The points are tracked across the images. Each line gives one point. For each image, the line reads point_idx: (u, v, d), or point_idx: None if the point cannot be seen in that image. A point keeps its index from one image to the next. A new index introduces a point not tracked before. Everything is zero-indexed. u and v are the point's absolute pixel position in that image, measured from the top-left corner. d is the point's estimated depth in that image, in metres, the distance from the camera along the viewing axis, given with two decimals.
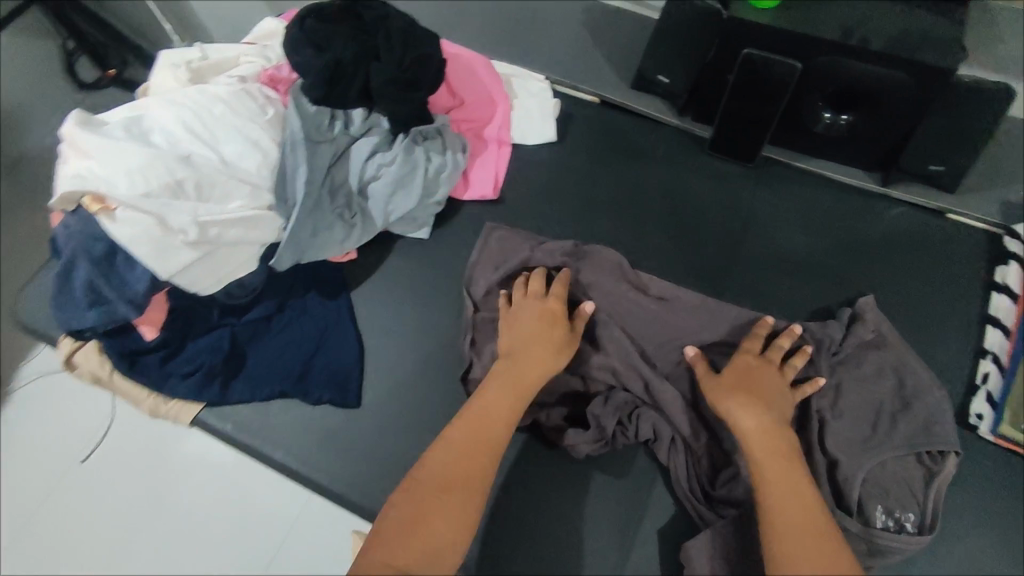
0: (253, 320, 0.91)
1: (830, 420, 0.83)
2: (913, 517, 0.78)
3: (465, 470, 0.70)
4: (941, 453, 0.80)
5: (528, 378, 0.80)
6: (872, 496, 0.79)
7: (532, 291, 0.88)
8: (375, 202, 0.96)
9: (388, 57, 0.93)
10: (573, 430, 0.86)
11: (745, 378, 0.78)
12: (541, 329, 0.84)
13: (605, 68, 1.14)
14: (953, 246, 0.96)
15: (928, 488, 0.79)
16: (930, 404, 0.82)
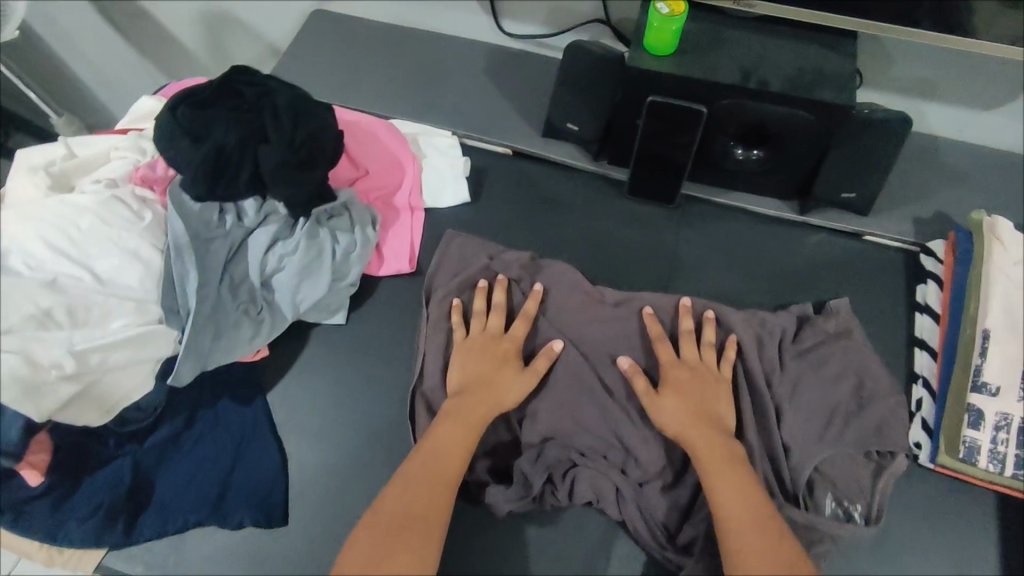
0: (158, 443, 0.83)
1: (787, 412, 0.80)
2: (861, 509, 0.75)
3: (432, 496, 0.71)
4: (890, 452, 0.78)
5: (483, 405, 0.79)
6: (822, 485, 0.77)
7: (489, 324, 0.86)
8: (282, 294, 0.89)
9: (276, 138, 0.85)
10: (494, 486, 0.79)
11: (683, 393, 0.78)
12: (499, 368, 0.82)
13: (513, 116, 1.10)
14: (873, 266, 0.96)
15: (877, 487, 0.76)
16: (883, 410, 0.79)
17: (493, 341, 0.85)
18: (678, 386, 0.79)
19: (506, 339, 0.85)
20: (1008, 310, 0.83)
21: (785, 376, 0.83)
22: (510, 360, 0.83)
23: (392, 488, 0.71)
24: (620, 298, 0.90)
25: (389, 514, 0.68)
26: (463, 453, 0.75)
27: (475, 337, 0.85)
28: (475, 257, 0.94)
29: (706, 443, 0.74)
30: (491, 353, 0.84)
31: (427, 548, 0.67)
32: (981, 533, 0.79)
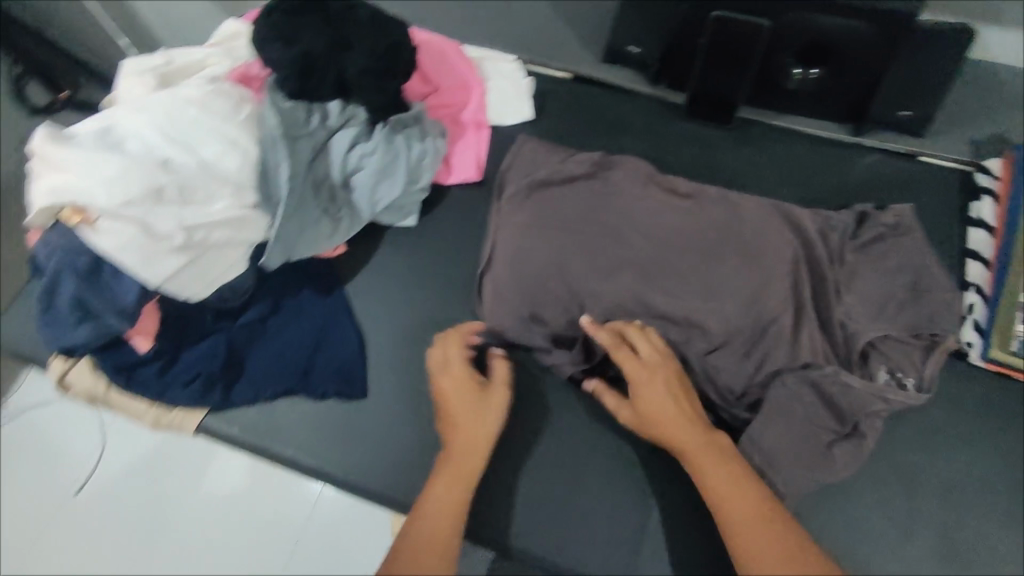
0: (249, 323, 0.90)
1: (844, 294, 0.89)
2: (912, 380, 0.84)
3: (445, 534, 0.69)
4: (939, 338, 0.85)
5: (465, 437, 0.78)
6: (879, 357, 0.86)
7: (437, 358, 0.85)
8: (360, 193, 0.95)
9: (359, 47, 0.91)
10: (558, 350, 0.90)
11: (654, 397, 0.76)
12: (468, 407, 0.80)
13: (575, 42, 1.14)
14: (929, 184, 0.98)
15: (927, 361, 0.85)
16: (939, 300, 0.86)
17: (450, 383, 0.82)
18: (650, 391, 0.76)
19: (453, 378, 0.82)
20: None
21: (845, 266, 0.91)
22: (470, 391, 0.81)
23: (415, 524, 0.70)
24: (690, 191, 0.97)
25: (417, 544, 0.68)
26: (458, 500, 0.73)
27: (439, 385, 0.83)
28: (546, 160, 1.00)
29: (680, 444, 0.73)
30: (456, 391, 0.81)
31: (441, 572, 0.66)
32: (1017, 425, 0.84)
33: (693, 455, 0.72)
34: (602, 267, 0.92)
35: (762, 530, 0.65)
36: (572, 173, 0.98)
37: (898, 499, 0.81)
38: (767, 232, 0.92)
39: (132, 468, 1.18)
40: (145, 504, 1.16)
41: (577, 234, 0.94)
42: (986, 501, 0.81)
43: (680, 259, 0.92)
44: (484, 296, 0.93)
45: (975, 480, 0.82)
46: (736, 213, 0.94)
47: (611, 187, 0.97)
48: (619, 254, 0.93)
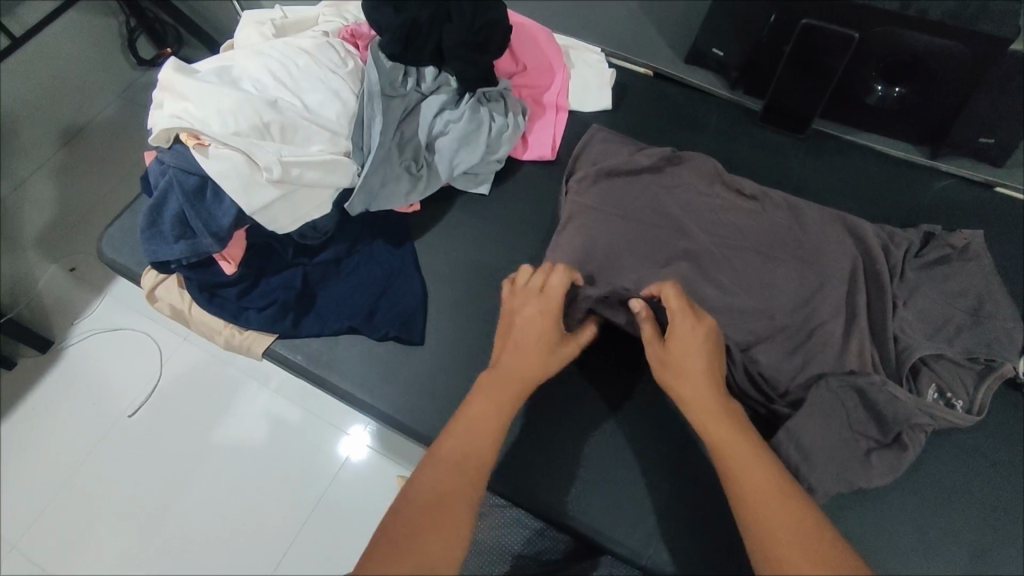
0: (324, 262, 0.97)
1: (901, 308, 0.88)
2: (963, 402, 0.84)
3: (482, 451, 0.66)
4: (996, 364, 0.84)
5: (523, 365, 0.73)
6: (931, 377, 0.85)
7: (531, 282, 0.81)
8: (441, 155, 1.01)
9: (459, 19, 0.96)
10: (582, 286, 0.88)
11: (688, 346, 0.74)
12: (541, 341, 0.75)
13: (658, 42, 1.18)
14: (1002, 214, 0.98)
15: (981, 387, 0.84)
16: (1001, 326, 0.86)
17: (540, 309, 0.78)
18: (687, 337, 0.74)
19: (541, 305, 0.78)
20: None
21: (905, 283, 0.91)
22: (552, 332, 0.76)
23: (451, 435, 0.67)
24: (756, 193, 0.98)
25: (453, 456, 0.64)
26: (499, 422, 0.68)
27: (524, 309, 0.78)
28: (617, 151, 1.03)
29: (698, 398, 0.71)
30: (539, 318, 0.77)
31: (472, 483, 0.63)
32: None
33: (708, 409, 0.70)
34: (658, 253, 0.94)
35: (766, 493, 0.62)
36: (643, 163, 1.00)
37: (934, 514, 0.81)
38: (828, 241, 0.94)
39: (191, 395, 1.29)
40: (196, 432, 1.26)
41: (639, 221, 0.97)
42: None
43: (740, 254, 0.94)
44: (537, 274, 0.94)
45: (1012, 506, 0.82)
46: (797, 219, 0.96)
47: (677, 182, 0.99)
48: (677, 244, 0.95)
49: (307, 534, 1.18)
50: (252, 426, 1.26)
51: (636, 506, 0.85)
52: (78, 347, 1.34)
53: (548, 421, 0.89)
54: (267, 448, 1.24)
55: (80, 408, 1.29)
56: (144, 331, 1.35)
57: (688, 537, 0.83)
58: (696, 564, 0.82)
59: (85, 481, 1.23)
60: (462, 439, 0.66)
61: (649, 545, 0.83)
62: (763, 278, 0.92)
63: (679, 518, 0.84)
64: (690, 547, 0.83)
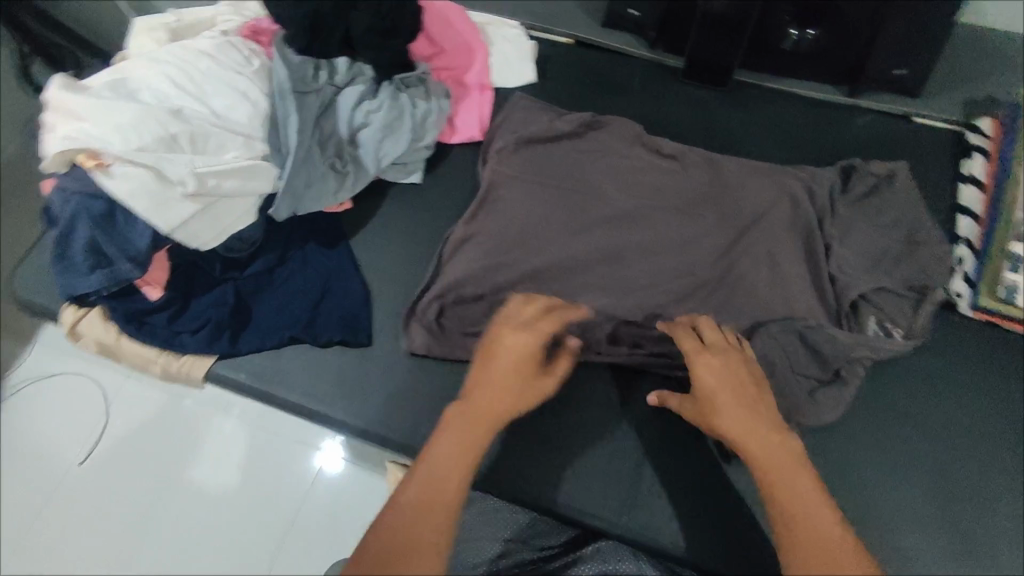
0: (256, 273, 0.93)
1: (837, 247, 0.90)
2: (901, 328, 0.86)
3: (442, 492, 0.62)
4: (926, 288, 0.87)
5: (501, 402, 0.68)
6: (869, 309, 0.87)
7: (546, 319, 0.75)
8: (366, 149, 0.97)
9: (364, 5, 0.94)
10: (416, 331, 0.90)
11: (718, 384, 0.68)
12: (530, 376, 0.71)
13: (575, 7, 1.15)
14: (923, 143, 1.00)
15: (918, 311, 0.86)
16: (930, 253, 0.88)
17: (542, 340, 0.72)
18: (713, 378, 0.69)
19: (530, 338, 0.72)
20: None
21: (836, 222, 0.93)
22: (532, 362, 0.71)
23: (413, 478, 0.63)
24: (675, 152, 0.98)
25: (414, 504, 0.61)
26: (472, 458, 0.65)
27: (519, 339, 0.71)
28: (538, 118, 1.02)
29: (743, 428, 0.65)
30: (527, 349, 0.71)
31: (429, 533, 0.60)
32: (1003, 372, 0.86)
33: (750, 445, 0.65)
34: (580, 222, 0.94)
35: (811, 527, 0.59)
36: (561, 130, 0.99)
37: (889, 442, 0.83)
38: (765, 189, 0.94)
39: (141, 436, 1.22)
40: (151, 473, 1.19)
41: (561, 191, 0.96)
42: (978, 444, 0.83)
43: (677, 211, 0.94)
44: (449, 245, 0.94)
45: (963, 425, 0.84)
46: (719, 172, 0.96)
47: (600, 147, 0.99)
48: (603, 209, 0.95)
49: (284, 560, 1.14)
50: (216, 459, 1.20)
51: (603, 475, 0.85)
52: (10, 401, 1.25)
53: None
54: (230, 480, 1.19)
55: (24, 462, 1.21)
56: (81, 374, 1.26)
57: (658, 500, 0.84)
58: (673, 522, 0.83)
59: (38, 540, 1.16)
60: (428, 481, 0.62)
61: (624, 513, 0.84)
62: (702, 232, 0.92)
63: (646, 482, 0.85)
64: (664, 509, 0.84)
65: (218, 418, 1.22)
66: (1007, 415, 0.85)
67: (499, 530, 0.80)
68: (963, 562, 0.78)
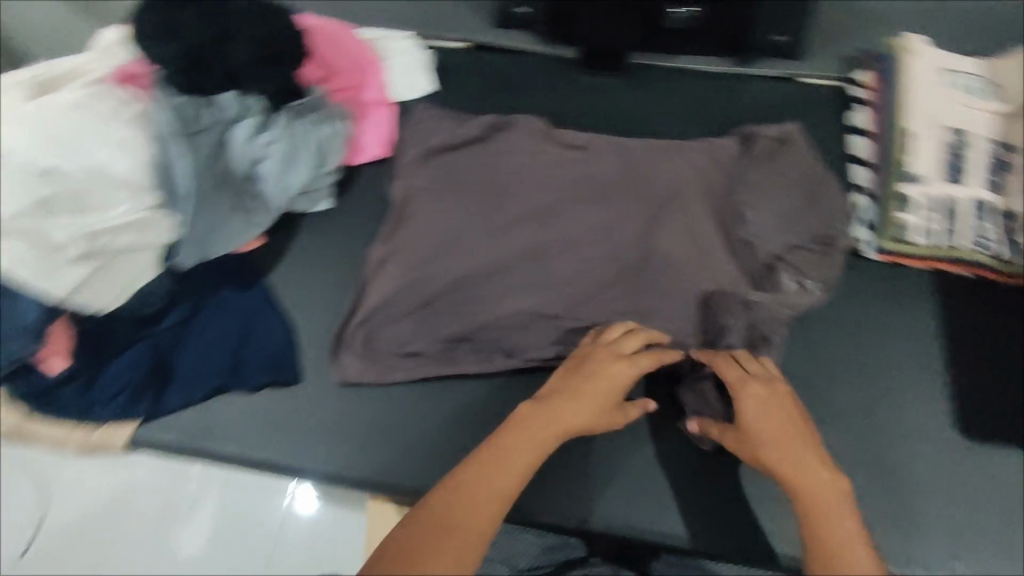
0: (171, 326, 0.89)
1: (749, 213, 0.93)
2: (815, 282, 0.88)
3: (500, 488, 0.69)
4: (834, 240, 0.90)
5: (571, 420, 0.76)
6: (783, 267, 0.89)
7: (626, 345, 0.83)
8: (267, 183, 0.93)
9: (246, 36, 0.90)
10: (346, 357, 0.88)
11: (763, 412, 0.74)
12: (604, 402, 0.78)
13: (464, 12, 1.15)
14: (814, 101, 1.04)
15: (829, 261, 0.89)
16: (831, 206, 0.92)
17: (640, 367, 0.81)
18: (758, 405, 0.75)
19: (631, 367, 0.80)
20: (927, 112, 0.92)
21: (745, 186, 0.95)
22: (611, 396, 0.79)
23: (471, 469, 0.70)
24: (583, 143, 0.97)
25: (466, 486, 0.69)
26: (526, 466, 0.72)
27: (617, 367, 0.80)
28: (442, 126, 1.00)
29: (780, 447, 0.72)
30: (617, 378, 0.79)
31: (481, 521, 0.67)
32: (925, 309, 0.88)
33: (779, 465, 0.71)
34: (498, 225, 0.93)
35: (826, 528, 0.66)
36: (466, 136, 0.98)
37: (819, 396, 0.84)
38: (676, 163, 0.94)
39: (86, 517, 1.13)
40: (100, 554, 1.12)
41: (474, 195, 0.95)
42: (908, 383, 0.84)
43: (589, 200, 0.94)
44: (370, 265, 0.92)
45: (897, 366, 0.85)
46: (629, 155, 0.95)
47: (507, 148, 0.98)
48: (520, 207, 0.94)
49: None
50: (180, 526, 1.12)
51: (553, 472, 0.86)
52: None
53: (452, 417, 0.88)
54: (194, 546, 1.11)
55: None
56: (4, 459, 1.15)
57: (608, 488, 0.85)
58: (625, 506, 0.85)
59: None
60: (486, 470, 0.70)
61: (575, 504, 0.85)
62: (618, 218, 0.92)
63: (594, 471, 0.86)
64: (613, 495, 0.85)
65: (171, 484, 1.14)
66: (928, 347, 0.86)
67: (511, 555, 0.88)
68: (899, 500, 0.79)
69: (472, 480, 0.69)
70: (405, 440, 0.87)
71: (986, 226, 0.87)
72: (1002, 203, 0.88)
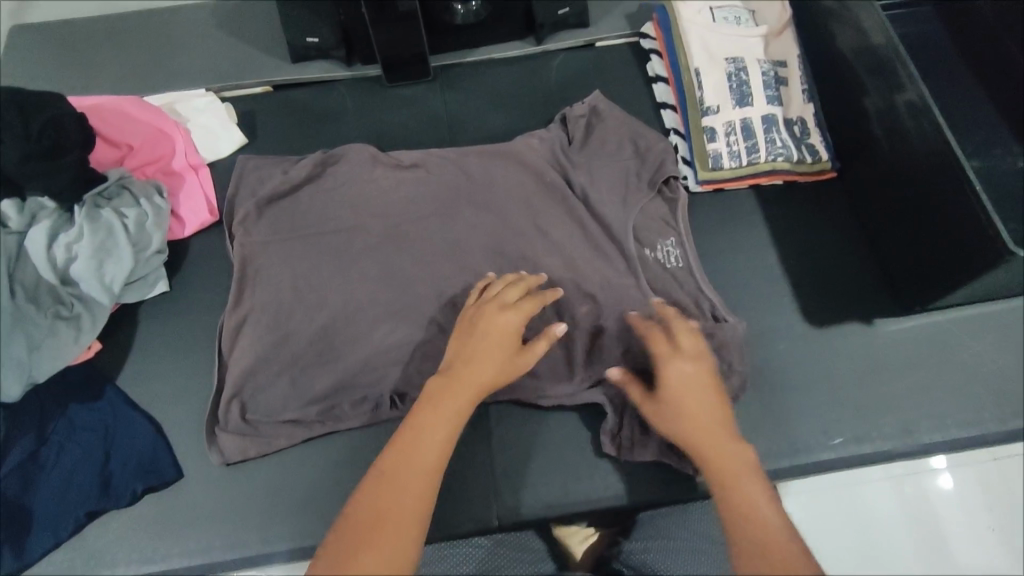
0: (17, 466, 0.81)
1: (591, 191, 0.93)
2: (673, 242, 0.92)
3: (418, 477, 0.62)
4: (669, 182, 0.94)
5: (472, 380, 0.70)
6: (643, 240, 0.92)
7: (507, 296, 0.78)
8: (87, 282, 0.86)
9: (9, 134, 0.81)
10: (222, 435, 0.83)
11: (685, 389, 0.69)
12: (499, 354, 0.73)
13: (258, 55, 1.11)
14: (612, 62, 1.09)
15: (677, 215, 0.92)
16: (659, 152, 0.95)
17: (524, 312, 0.76)
18: (684, 383, 0.69)
19: (515, 316, 0.75)
20: (706, 48, 1.00)
21: (579, 168, 0.95)
22: (510, 342, 0.74)
23: (393, 454, 0.64)
24: (416, 160, 0.96)
25: (387, 474, 0.62)
26: (448, 437, 0.66)
27: (504, 317, 0.75)
28: (270, 175, 0.96)
29: (697, 424, 0.67)
30: (503, 326, 0.74)
31: (412, 514, 0.61)
32: (754, 223, 0.95)
33: (698, 437, 0.67)
34: (346, 259, 0.90)
35: (740, 500, 0.62)
36: (297, 178, 0.94)
37: None
38: (500, 159, 0.96)
39: None
40: None
41: (318, 237, 0.91)
42: (762, 293, 0.91)
43: (435, 211, 0.92)
44: (226, 335, 0.88)
45: (745, 283, 0.92)
46: (461, 168, 0.95)
47: (341, 183, 0.95)
48: (363, 236, 0.91)
49: None
50: None
51: (467, 483, 0.85)
52: None
53: (348, 460, 0.85)
54: None
55: None
56: None
57: (525, 480, 0.85)
58: (544, 492, 0.85)
59: None
60: (400, 461, 0.63)
61: (498, 506, 0.84)
62: (469, 222, 0.92)
63: (506, 468, 0.86)
64: (532, 485, 0.85)
65: None
66: (762, 258, 0.93)
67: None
68: (771, 404, 0.84)
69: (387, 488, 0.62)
70: (304, 499, 0.84)
71: (778, 137, 0.95)
72: (786, 114, 0.97)
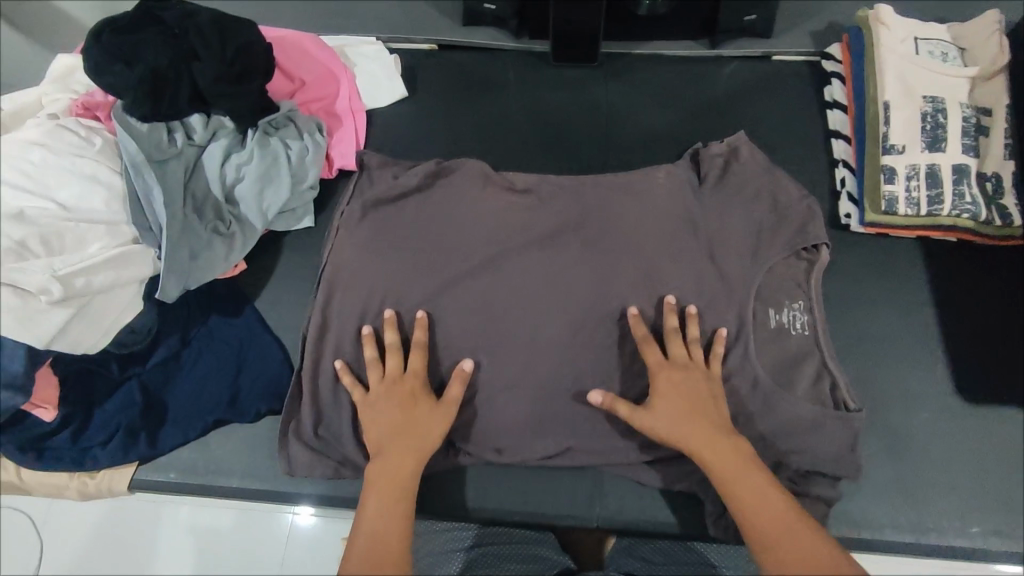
0: (160, 362, 0.87)
1: (715, 255, 0.86)
2: (803, 311, 0.85)
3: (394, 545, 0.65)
4: (816, 248, 0.87)
5: (405, 446, 0.72)
6: (764, 306, 0.84)
7: (388, 368, 0.78)
8: (246, 203, 0.91)
9: (208, 53, 0.85)
10: (292, 447, 0.83)
11: (678, 403, 0.73)
12: (411, 410, 0.75)
13: (431, 12, 1.12)
14: (788, 78, 1.04)
15: (811, 278, 0.86)
16: (801, 211, 0.88)
17: (410, 371, 0.78)
18: (683, 394, 0.74)
19: (408, 378, 0.78)
20: (902, 82, 0.93)
21: (708, 213, 0.89)
22: (418, 396, 0.77)
23: (357, 534, 0.66)
24: (529, 185, 0.91)
25: (367, 549, 0.64)
26: (406, 503, 0.69)
27: (385, 385, 0.77)
28: (381, 176, 0.91)
29: (700, 440, 0.71)
30: (400, 392, 0.76)
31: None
32: (915, 279, 0.89)
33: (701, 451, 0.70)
34: (446, 281, 0.86)
35: (759, 503, 0.66)
36: (407, 186, 0.90)
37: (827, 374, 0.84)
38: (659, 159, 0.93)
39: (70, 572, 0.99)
40: None
41: (414, 252, 0.87)
42: (911, 354, 0.86)
43: (554, 224, 0.88)
44: (308, 334, 0.84)
45: (894, 338, 0.86)
46: (578, 199, 0.90)
47: (443, 197, 0.90)
48: (466, 256, 0.87)
49: None
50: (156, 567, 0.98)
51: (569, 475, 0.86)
52: None
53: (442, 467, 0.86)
54: None
55: None
56: None
57: (625, 486, 0.85)
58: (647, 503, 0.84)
59: None
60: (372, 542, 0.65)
61: (595, 505, 0.84)
62: (577, 258, 0.86)
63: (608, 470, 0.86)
64: (632, 491, 0.84)
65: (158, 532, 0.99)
66: (918, 317, 0.87)
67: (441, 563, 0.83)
68: (899, 472, 0.81)
69: (370, 554, 0.64)
70: None
71: (967, 191, 0.88)
72: (980, 167, 0.89)
